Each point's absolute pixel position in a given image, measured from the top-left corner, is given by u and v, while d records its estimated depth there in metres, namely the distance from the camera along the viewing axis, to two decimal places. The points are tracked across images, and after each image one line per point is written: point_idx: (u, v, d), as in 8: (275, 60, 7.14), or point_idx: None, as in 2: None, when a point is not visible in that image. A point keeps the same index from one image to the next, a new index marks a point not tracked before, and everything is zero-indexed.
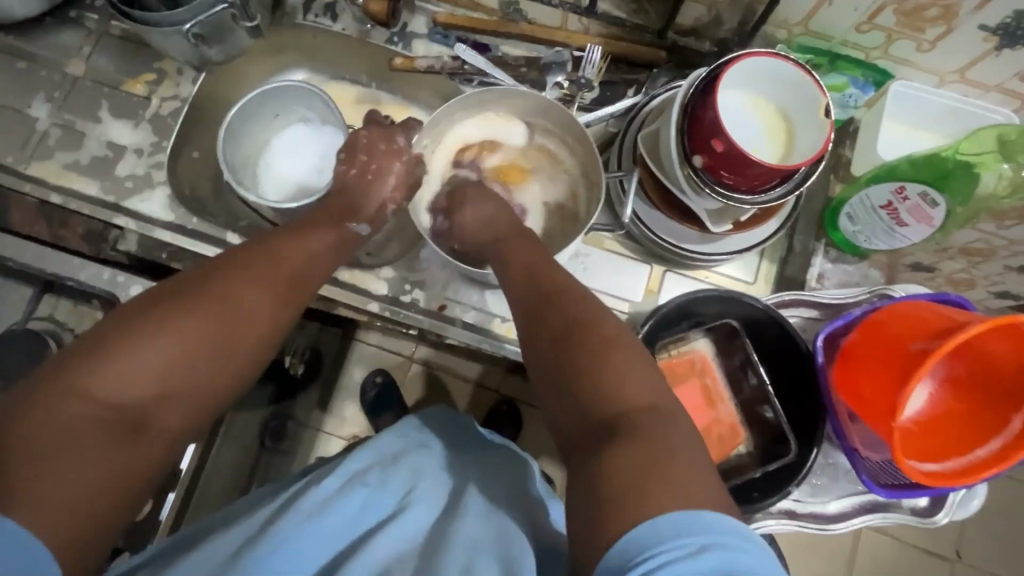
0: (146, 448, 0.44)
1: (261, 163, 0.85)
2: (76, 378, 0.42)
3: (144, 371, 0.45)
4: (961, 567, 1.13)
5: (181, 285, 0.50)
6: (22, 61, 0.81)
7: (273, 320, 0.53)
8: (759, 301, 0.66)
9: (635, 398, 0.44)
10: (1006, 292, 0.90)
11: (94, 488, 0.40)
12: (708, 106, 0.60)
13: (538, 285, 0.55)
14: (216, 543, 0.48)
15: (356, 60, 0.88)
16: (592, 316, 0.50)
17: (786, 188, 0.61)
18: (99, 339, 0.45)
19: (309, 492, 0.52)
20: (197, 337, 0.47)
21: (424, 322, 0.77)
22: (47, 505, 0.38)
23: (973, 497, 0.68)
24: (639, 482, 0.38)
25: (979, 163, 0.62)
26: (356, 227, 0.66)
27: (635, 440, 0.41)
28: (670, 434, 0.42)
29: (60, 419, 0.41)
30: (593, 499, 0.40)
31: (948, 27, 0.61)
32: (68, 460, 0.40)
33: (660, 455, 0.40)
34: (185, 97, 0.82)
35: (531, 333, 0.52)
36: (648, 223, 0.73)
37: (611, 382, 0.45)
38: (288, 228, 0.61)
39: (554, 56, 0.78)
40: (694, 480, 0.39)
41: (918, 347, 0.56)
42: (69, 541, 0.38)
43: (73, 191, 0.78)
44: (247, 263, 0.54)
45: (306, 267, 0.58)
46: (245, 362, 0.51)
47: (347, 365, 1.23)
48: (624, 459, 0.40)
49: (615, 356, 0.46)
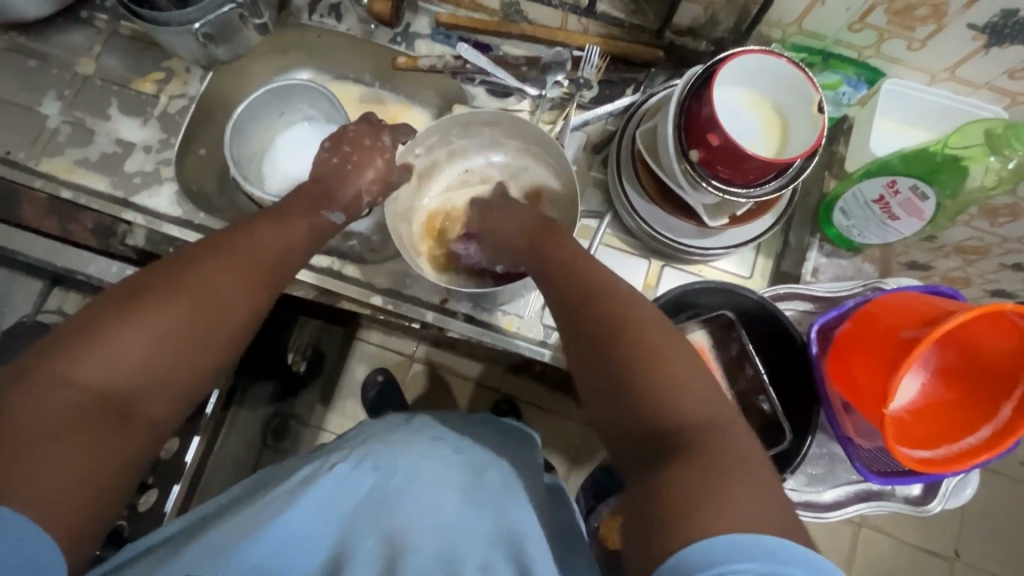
0: (131, 434, 0.46)
1: (266, 160, 0.87)
2: (58, 369, 0.44)
3: (124, 359, 0.46)
4: (959, 566, 1.14)
5: (155, 275, 0.51)
6: (34, 59, 0.83)
7: (250, 305, 0.54)
8: (753, 293, 0.68)
9: (693, 415, 0.45)
10: (1001, 290, 0.91)
11: (81, 475, 0.43)
12: (703, 102, 0.61)
13: (572, 286, 0.55)
14: (222, 526, 0.49)
15: (360, 60, 0.90)
16: (635, 320, 0.50)
17: (781, 182, 0.63)
18: (78, 329, 0.47)
19: (320, 481, 0.52)
20: (174, 326, 0.49)
21: (426, 315, 0.78)
22: (36, 492, 0.41)
23: (966, 486, 0.69)
24: (698, 500, 0.40)
25: (969, 156, 0.64)
26: (329, 215, 0.66)
27: (696, 458, 0.42)
28: (730, 450, 0.43)
29: (44, 409, 0.43)
30: (654, 512, 0.41)
31: (937, 26, 0.62)
32: (53, 449, 0.42)
33: (720, 474, 0.41)
34: (193, 95, 0.84)
35: (573, 336, 0.52)
36: (646, 217, 0.74)
37: (664, 394, 0.46)
38: (263, 215, 0.61)
39: (554, 56, 0.80)
40: (753, 498, 0.40)
41: (908, 335, 0.58)
42: (62, 525, 0.41)
43: (82, 186, 0.79)
44: (221, 252, 0.54)
45: (281, 254, 0.59)
46: (225, 348, 0.52)
47: (348, 364, 1.25)
48: (682, 476, 0.41)
49: (670, 367, 0.47)
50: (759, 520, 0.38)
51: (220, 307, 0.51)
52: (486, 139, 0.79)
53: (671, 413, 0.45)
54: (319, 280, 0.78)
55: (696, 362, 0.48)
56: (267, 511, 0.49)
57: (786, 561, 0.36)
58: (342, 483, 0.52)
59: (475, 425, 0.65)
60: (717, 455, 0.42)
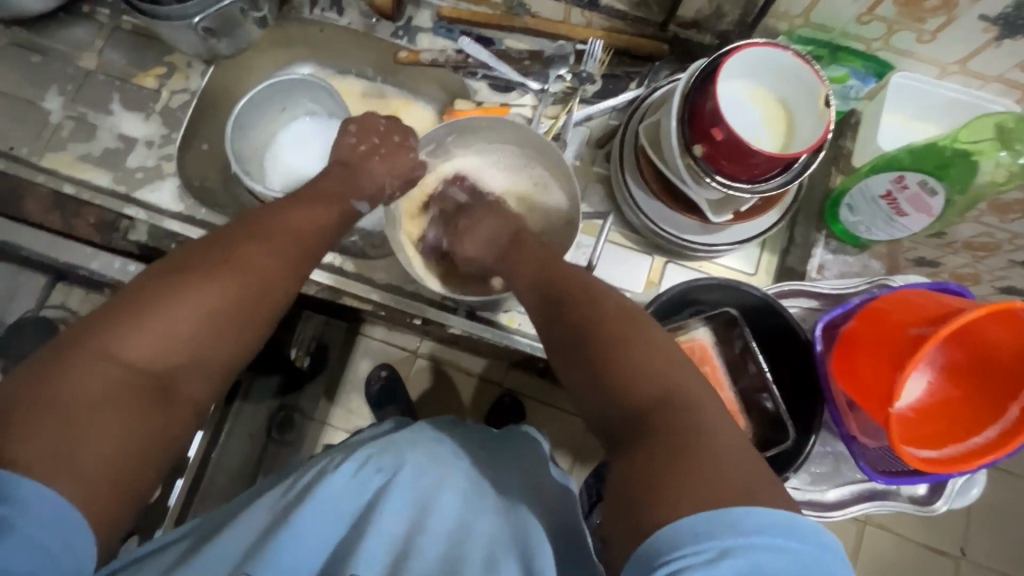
0: (173, 414, 0.46)
1: (268, 156, 0.87)
2: (105, 344, 0.44)
3: (168, 338, 0.46)
4: (966, 565, 1.13)
5: (192, 256, 0.51)
6: (36, 54, 0.83)
7: (287, 289, 0.55)
8: (758, 290, 0.68)
9: (659, 386, 0.44)
10: (1010, 287, 0.90)
11: (128, 452, 0.42)
12: (708, 96, 0.60)
13: (552, 282, 0.57)
14: (232, 536, 0.48)
15: (362, 54, 0.89)
16: (605, 308, 0.51)
17: (787, 177, 0.62)
18: (121, 306, 0.46)
19: (328, 477, 0.52)
20: (218, 305, 0.49)
21: (425, 311, 0.77)
22: (82, 467, 0.40)
23: (973, 486, 0.68)
24: (666, 473, 0.39)
25: (978, 151, 0.62)
26: (357, 204, 0.67)
27: (665, 436, 0.41)
28: (698, 421, 0.42)
29: (90, 385, 0.42)
30: (628, 492, 0.40)
31: (948, 18, 0.61)
32: (100, 423, 0.41)
33: (690, 447, 0.40)
34: (194, 90, 0.83)
35: (549, 329, 0.53)
36: (648, 213, 0.73)
37: (631, 373, 0.45)
38: (293, 198, 0.62)
39: (558, 50, 0.80)
40: (723, 466, 0.38)
41: (916, 332, 0.57)
42: (104, 502, 0.41)
43: (84, 181, 0.79)
44: (261, 234, 0.55)
45: (314, 238, 0.59)
46: (262, 330, 0.52)
47: (353, 358, 1.23)
48: (653, 453, 0.40)
49: (635, 347, 0.46)
50: (728, 488, 0.37)
51: (263, 288, 0.52)
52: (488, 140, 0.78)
53: (639, 391, 0.44)
54: (322, 277, 0.78)
55: (665, 343, 0.48)
56: (278, 509, 0.50)
57: (759, 531, 0.34)
58: (350, 481, 0.52)
59: (482, 430, 0.65)
60: (689, 429, 0.41)
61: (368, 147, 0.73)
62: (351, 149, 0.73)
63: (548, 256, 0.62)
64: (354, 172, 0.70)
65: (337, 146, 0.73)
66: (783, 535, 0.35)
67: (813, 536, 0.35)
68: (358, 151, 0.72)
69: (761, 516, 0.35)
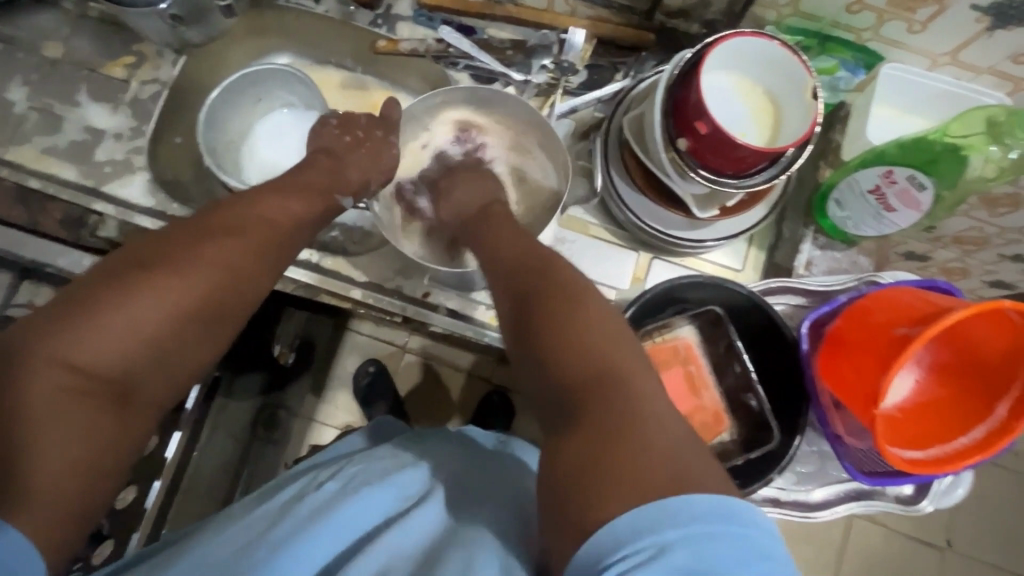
0: (132, 422, 0.44)
1: (244, 148, 0.84)
2: (61, 348, 0.41)
3: (130, 340, 0.44)
4: (952, 556, 1.13)
5: (158, 249, 0.48)
6: (0, 42, 0.80)
7: (257, 286, 0.53)
8: (742, 288, 0.66)
9: (580, 369, 0.42)
10: (999, 281, 0.89)
11: (83, 464, 0.40)
12: (691, 88, 0.59)
13: (513, 259, 0.54)
14: (209, 546, 0.48)
15: (340, 43, 0.86)
16: (564, 283, 0.49)
17: (773, 172, 0.60)
18: (75, 301, 0.44)
19: (309, 496, 0.52)
20: (183, 303, 0.47)
21: (406, 310, 0.76)
22: (27, 484, 0.37)
23: (958, 487, 0.67)
24: (598, 463, 0.37)
25: (967, 146, 0.60)
26: (342, 200, 0.65)
27: (596, 415, 0.40)
28: (642, 408, 0.39)
29: (45, 391, 0.40)
30: (559, 487, 0.38)
31: (939, 8, 0.59)
32: (49, 434, 0.39)
33: (619, 434, 0.38)
34: (165, 81, 0.80)
35: (504, 306, 0.51)
36: (633, 207, 0.71)
37: (565, 351, 0.44)
38: (270, 186, 0.60)
39: (541, 40, 0.78)
40: (650, 455, 0.36)
41: (901, 332, 0.56)
42: (54, 521, 0.38)
43: (50, 176, 0.77)
44: (232, 226, 0.53)
45: (290, 230, 0.57)
46: (229, 328, 0.51)
47: (340, 356, 1.21)
48: (584, 442, 0.39)
49: (572, 323, 0.45)
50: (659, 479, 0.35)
51: (231, 286, 0.50)
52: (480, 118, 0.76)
53: (567, 365, 0.43)
54: (301, 275, 0.76)
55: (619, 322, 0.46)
56: (263, 520, 0.50)
57: (697, 519, 0.33)
58: (334, 494, 0.51)
59: (468, 448, 0.63)
60: (629, 415, 0.39)
61: (354, 137, 0.72)
62: (336, 139, 0.72)
63: (501, 230, 0.61)
64: (342, 163, 0.68)
65: (320, 136, 0.73)
66: (735, 526, 0.33)
67: (751, 519, 0.34)
68: (344, 140, 0.71)
69: (693, 503, 0.33)
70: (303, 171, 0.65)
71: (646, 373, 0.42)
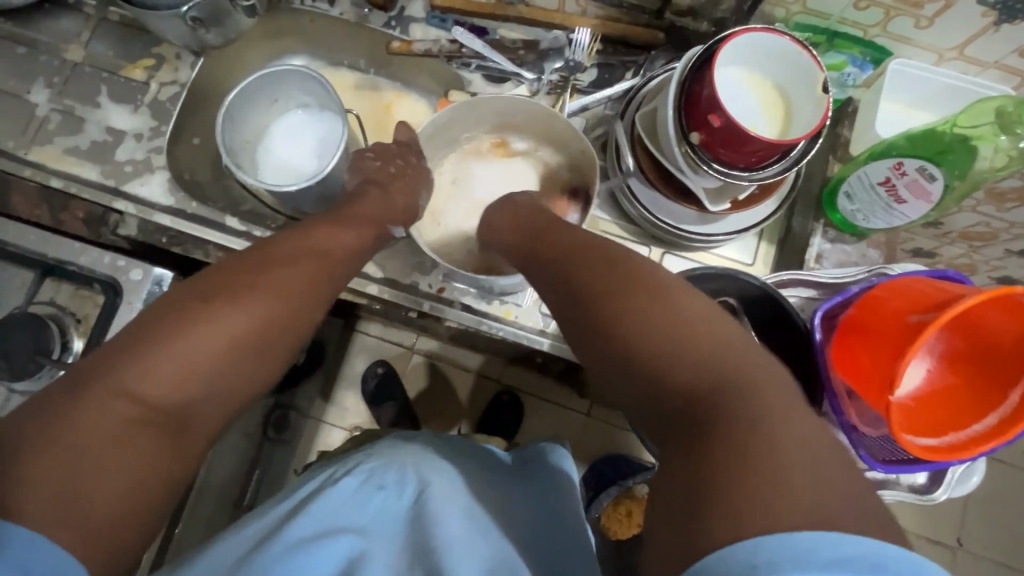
0: (185, 448, 0.45)
1: (260, 147, 0.86)
2: (122, 377, 0.43)
3: (189, 369, 0.45)
4: (962, 555, 1.13)
5: (216, 279, 0.51)
6: (22, 46, 0.81)
7: (310, 314, 0.56)
8: (756, 279, 0.67)
9: (702, 376, 0.41)
10: (1006, 277, 0.91)
11: (136, 489, 0.41)
12: (705, 83, 0.60)
13: (571, 253, 0.55)
14: (226, 549, 0.49)
15: (354, 43, 0.88)
16: (641, 281, 0.48)
17: (784, 164, 0.61)
18: (138, 333, 0.46)
19: (330, 492, 0.53)
20: (240, 333, 0.49)
21: (423, 304, 0.77)
22: (87, 515, 0.38)
23: (972, 474, 0.68)
24: (724, 469, 0.36)
25: (977, 136, 0.63)
26: (392, 228, 0.69)
27: (717, 425, 0.38)
28: (752, 403, 0.39)
29: (107, 420, 0.41)
30: (683, 503, 0.36)
31: (946, 3, 0.60)
32: (109, 462, 0.40)
33: (740, 433, 0.37)
34: (184, 82, 0.82)
35: (569, 314, 0.51)
36: (645, 204, 0.72)
37: (669, 351, 0.43)
38: (323, 219, 0.63)
39: (553, 42, 0.79)
40: (785, 455, 0.35)
41: (916, 319, 0.57)
42: (109, 551, 0.39)
43: (72, 175, 0.78)
44: (289, 259, 0.55)
45: (342, 260, 0.60)
46: (280, 357, 0.53)
47: (348, 356, 1.22)
48: (711, 452, 0.37)
49: (671, 324, 0.44)
50: (819, 497, 0.34)
51: (288, 313, 0.53)
52: (503, 126, 0.79)
53: (682, 376, 0.42)
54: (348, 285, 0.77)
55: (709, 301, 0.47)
56: (277, 521, 0.51)
57: (839, 563, 0.31)
58: (350, 497, 0.52)
59: (498, 472, 0.62)
60: (738, 411, 0.38)
61: (396, 168, 0.72)
62: (381, 169, 0.72)
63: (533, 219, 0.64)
64: (387, 192, 0.70)
65: (359, 169, 0.74)
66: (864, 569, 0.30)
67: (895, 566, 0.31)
68: (388, 170, 0.72)
69: (841, 544, 0.31)
70: (350, 207, 0.67)
71: (761, 357, 0.43)
